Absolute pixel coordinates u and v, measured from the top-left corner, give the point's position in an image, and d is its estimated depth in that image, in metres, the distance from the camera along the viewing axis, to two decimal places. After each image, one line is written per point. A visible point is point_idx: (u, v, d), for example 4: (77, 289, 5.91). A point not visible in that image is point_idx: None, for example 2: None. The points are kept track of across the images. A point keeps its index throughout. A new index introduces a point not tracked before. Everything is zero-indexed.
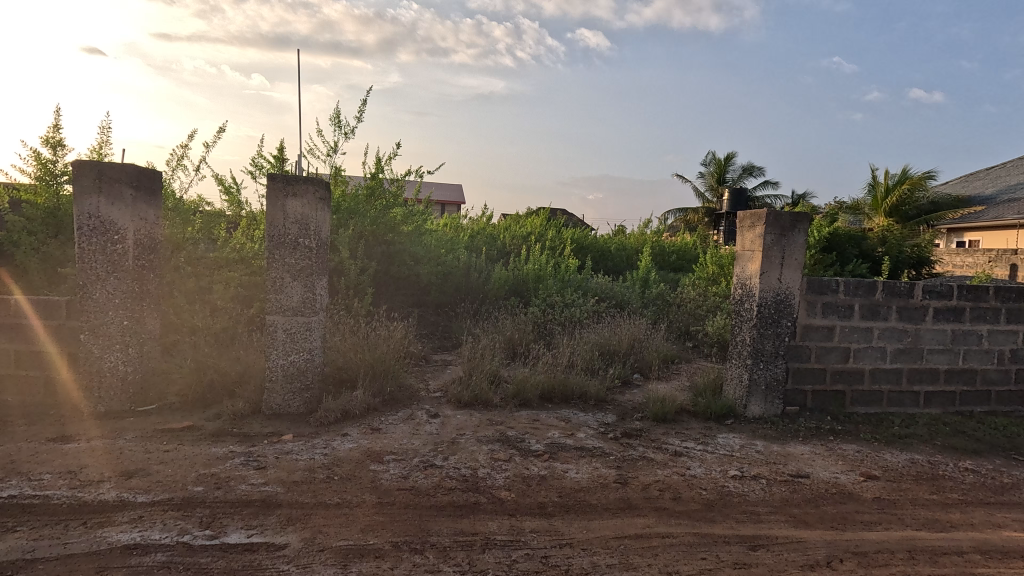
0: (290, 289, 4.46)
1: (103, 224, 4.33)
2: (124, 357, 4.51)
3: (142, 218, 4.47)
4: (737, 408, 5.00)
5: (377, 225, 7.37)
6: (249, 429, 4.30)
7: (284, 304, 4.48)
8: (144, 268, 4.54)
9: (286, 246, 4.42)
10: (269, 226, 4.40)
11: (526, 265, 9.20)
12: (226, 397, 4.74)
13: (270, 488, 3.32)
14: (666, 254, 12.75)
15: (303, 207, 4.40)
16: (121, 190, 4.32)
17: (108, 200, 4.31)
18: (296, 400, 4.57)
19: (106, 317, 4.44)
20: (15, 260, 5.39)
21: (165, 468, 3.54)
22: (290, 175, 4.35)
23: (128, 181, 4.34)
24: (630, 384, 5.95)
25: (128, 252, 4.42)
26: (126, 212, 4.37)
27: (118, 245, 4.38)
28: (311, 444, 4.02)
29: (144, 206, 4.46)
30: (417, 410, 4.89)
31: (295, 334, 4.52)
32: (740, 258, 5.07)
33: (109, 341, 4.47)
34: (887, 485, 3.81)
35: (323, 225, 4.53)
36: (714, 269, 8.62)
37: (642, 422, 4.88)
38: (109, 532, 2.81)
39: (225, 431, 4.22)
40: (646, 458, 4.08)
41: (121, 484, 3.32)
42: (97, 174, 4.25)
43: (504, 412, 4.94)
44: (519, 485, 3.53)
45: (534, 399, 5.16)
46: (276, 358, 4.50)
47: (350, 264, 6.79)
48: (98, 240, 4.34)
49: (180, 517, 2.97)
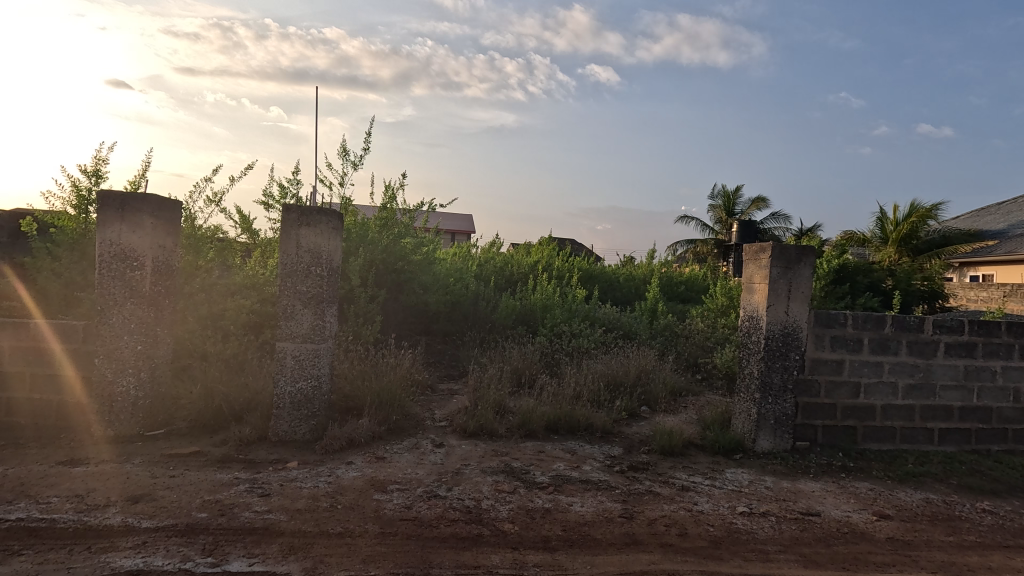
0: (300, 317, 4.54)
1: (123, 251, 4.48)
2: (136, 382, 4.58)
3: (161, 245, 4.61)
4: (745, 442, 4.93)
5: (388, 254, 7.51)
6: (255, 455, 4.32)
7: (294, 331, 4.55)
8: (160, 294, 4.66)
9: (299, 274, 4.52)
10: (282, 256, 4.51)
11: (534, 295, 9.26)
12: (233, 423, 4.78)
13: (273, 515, 3.32)
14: (674, 285, 12.77)
15: (316, 237, 4.53)
16: (142, 218, 4.48)
17: (130, 227, 4.46)
18: (303, 426, 4.59)
19: (121, 341, 4.54)
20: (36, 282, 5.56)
21: (170, 493, 3.55)
22: (305, 206, 4.49)
23: (150, 210, 4.50)
24: (637, 417, 5.89)
25: (145, 278, 4.55)
26: (146, 239, 4.52)
27: (137, 271, 4.52)
28: (316, 472, 4.03)
29: (163, 234, 4.61)
30: (423, 439, 4.88)
31: (304, 361, 4.58)
32: (745, 291, 5.08)
33: (122, 366, 4.55)
34: (900, 525, 3.71)
35: (335, 254, 4.64)
36: (723, 300, 8.62)
37: (648, 455, 4.81)
38: (113, 558, 2.82)
39: (231, 457, 4.23)
40: (652, 492, 4.02)
41: (127, 508, 3.33)
42: (120, 203, 4.41)
43: (509, 443, 4.91)
44: (522, 517, 3.49)
45: (540, 430, 5.13)
46: (284, 384, 4.56)
47: (360, 292, 6.88)
48: (117, 266, 4.48)
49: (183, 543, 2.97)
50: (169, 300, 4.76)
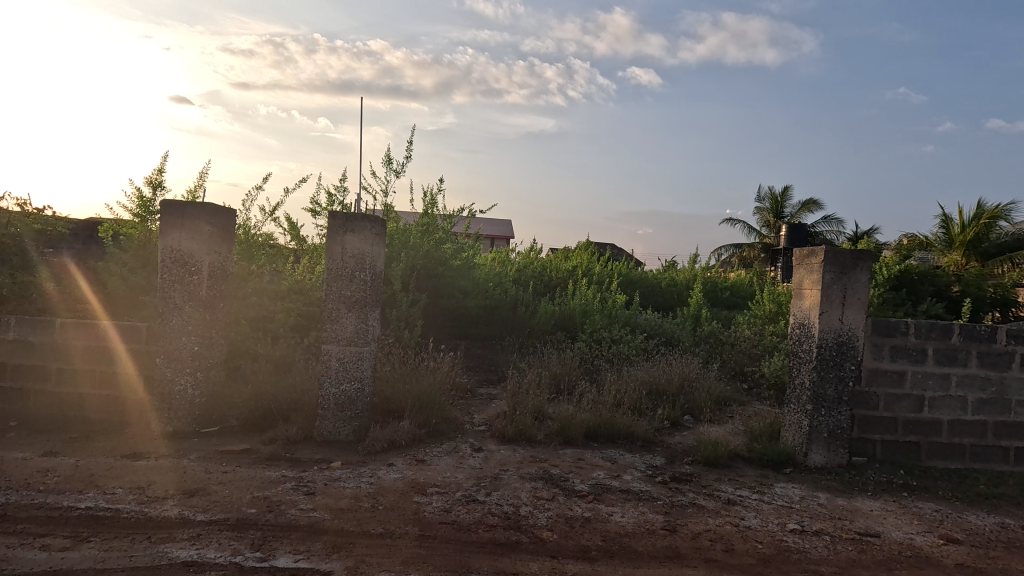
0: (345, 320, 4.67)
1: (183, 257, 4.73)
2: (192, 381, 4.83)
3: (217, 251, 4.85)
4: (796, 456, 4.70)
5: (428, 259, 7.64)
6: (301, 454, 4.46)
7: (339, 334, 4.68)
8: (216, 297, 4.90)
9: (344, 279, 4.65)
10: (328, 261, 4.66)
11: (573, 300, 9.19)
12: (281, 422, 4.96)
13: (317, 514, 3.41)
14: (718, 290, 12.39)
15: (360, 242, 4.65)
16: (200, 225, 4.72)
17: (189, 234, 4.72)
18: (346, 427, 4.71)
19: (179, 342, 4.79)
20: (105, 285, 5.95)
21: (222, 488, 3.71)
22: (350, 213, 4.63)
23: (207, 217, 4.75)
24: (680, 426, 5.72)
25: (202, 282, 4.80)
26: (204, 245, 4.76)
27: (195, 275, 4.77)
28: (358, 472, 4.12)
29: (219, 240, 4.85)
30: (462, 443, 4.90)
31: (348, 363, 4.70)
32: (795, 297, 4.87)
33: (180, 366, 4.80)
34: (971, 551, 3.44)
35: (378, 259, 4.75)
36: (772, 306, 8.29)
37: (691, 466, 4.67)
38: (170, 548, 2.96)
39: (278, 455, 4.39)
40: (696, 505, 3.89)
41: (183, 501, 3.50)
42: (180, 211, 4.68)
43: (548, 449, 4.87)
44: (561, 526, 3.44)
45: (579, 437, 5.06)
46: (329, 385, 4.69)
47: (401, 296, 7.02)
48: (178, 271, 4.75)
49: (234, 537, 3.10)
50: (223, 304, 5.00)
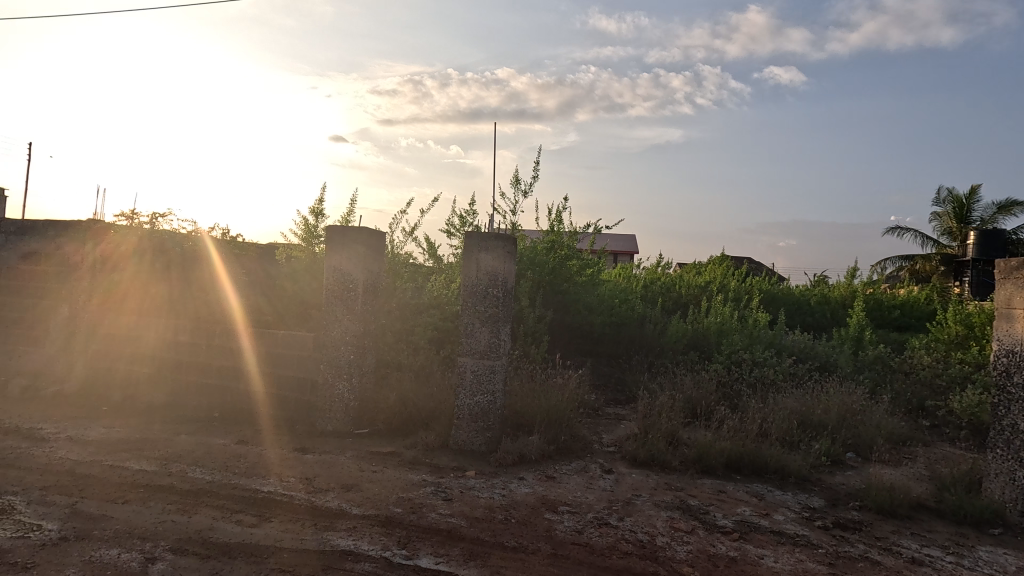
0: (478, 335, 4.89)
1: (343, 275, 5.36)
2: (348, 387, 5.40)
3: (370, 270, 5.42)
4: (1007, 514, 3.82)
5: (554, 275, 7.71)
6: (439, 460, 4.73)
7: (473, 348, 4.91)
8: (368, 311, 5.46)
9: (478, 295, 4.89)
10: (464, 278, 4.93)
11: (707, 318, 8.59)
12: (421, 429, 5.32)
13: (455, 520, 3.57)
14: (885, 309, 10.72)
15: (493, 260, 4.86)
16: (357, 247, 5.32)
17: (348, 255, 5.34)
18: (479, 438, 4.89)
19: (339, 351, 5.40)
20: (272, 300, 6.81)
21: (373, 486, 4.07)
22: (484, 233, 4.87)
23: (362, 240, 5.33)
24: (842, 465, 5.00)
25: (358, 297, 5.38)
26: (360, 265, 5.35)
27: (352, 292, 5.36)
28: (491, 483, 4.24)
29: (372, 260, 5.42)
30: (591, 463, 4.81)
31: (481, 376, 4.91)
32: (999, 318, 4.01)
33: (339, 372, 5.40)
34: None
35: (510, 276, 4.91)
36: (961, 329, 6.93)
37: (860, 513, 4.03)
38: (332, 536, 3.32)
39: (419, 460, 4.70)
40: (868, 559, 3.34)
41: (342, 495, 3.91)
42: (342, 235, 5.32)
43: (684, 478, 4.56)
44: (703, 563, 3.18)
45: (719, 467, 4.67)
46: (464, 397, 4.93)
47: (529, 312, 7.16)
48: (339, 288, 5.38)
49: (384, 533, 3.37)
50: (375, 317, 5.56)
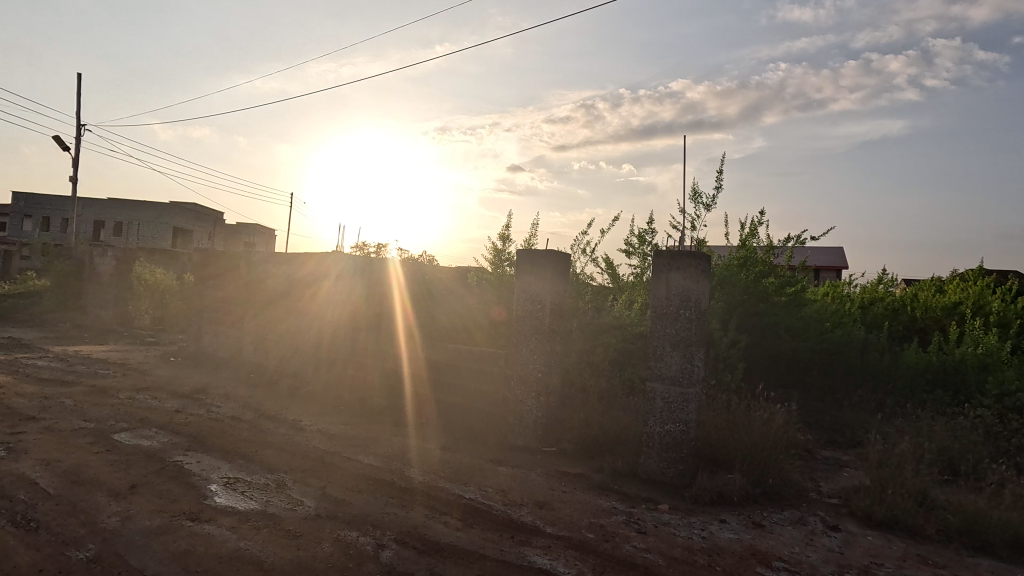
0: (669, 359, 4.62)
1: (532, 295, 5.61)
2: (537, 403, 5.59)
3: (557, 291, 5.60)
4: None
5: (749, 295, 6.92)
6: (628, 488, 4.55)
7: (663, 373, 4.65)
8: (555, 331, 5.62)
9: (669, 317, 4.64)
10: (653, 299, 4.73)
11: (961, 348, 6.80)
12: (608, 453, 5.24)
13: (652, 556, 3.37)
14: None
15: (686, 280, 4.57)
16: (545, 268, 5.56)
17: (537, 276, 5.60)
18: (671, 470, 4.59)
19: (528, 368, 5.63)
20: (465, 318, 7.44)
21: (564, 507, 4.09)
22: (675, 251, 4.62)
23: (550, 262, 5.56)
24: None
25: (546, 317, 5.58)
26: (548, 285, 5.57)
27: (541, 312, 5.58)
28: (688, 521, 3.92)
29: (558, 280, 5.60)
30: (809, 514, 4.12)
31: (673, 403, 4.61)
32: None
33: (528, 389, 5.62)
34: None
35: (704, 297, 4.57)
36: None
37: None
38: (529, 552, 3.40)
39: (608, 485, 4.59)
40: None
41: (535, 511, 4.00)
42: (531, 258, 5.62)
43: (947, 552, 3.60)
44: None
45: (1001, 546, 3.58)
46: (653, 424, 4.68)
47: (721, 336, 6.54)
48: (528, 307, 5.64)
49: (579, 558, 3.33)
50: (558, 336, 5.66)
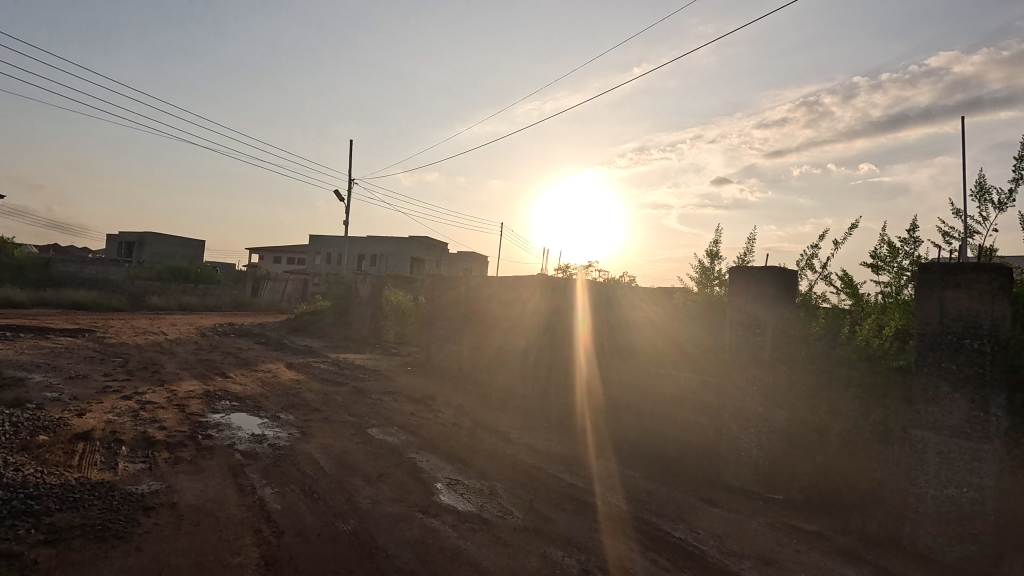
0: (947, 403, 3.60)
1: (750, 320, 5.40)
2: (756, 442, 5.20)
3: (780, 315, 5.27)
4: None
5: None
6: (888, 562, 3.63)
7: (938, 420, 3.64)
8: (779, 362, 5.20)
9: (945, 349, 3.64)
10: (920, 326, 3.79)
11: None
12: (853, 513, 4.56)
13: None
14: None
15: (972, 302, 3.55)
16: (765, 291, 5.31)
17: (755, 300, 5.37)
18: (955, 549, 3.53)
19: (746, 402, 5.31)
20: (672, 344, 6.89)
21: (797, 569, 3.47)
22: (953, 265, 3.65)
23: (772, 284, 5.31)
24: None
25: (766, 345, 5.28)
26: (768, 310, 5.30)
27: (760, 339, 5.32)
28: None
29: (781, 304, 5.27)
30: None
31: (956, 462, 3.56)
32: None
33: (746, 424, 5.28)
34: None
35: (1003, 323, 3.47)
36: None
37: None
38: None
39: (857, 553, 3.75)
40: None
41: (759, 567, 3.49)
42: (748, 280, 5.45)
43: None
44: None
45: None
46: (924, 485, 3.67)
47: None
48: (745, 333, 5.43)
49: None
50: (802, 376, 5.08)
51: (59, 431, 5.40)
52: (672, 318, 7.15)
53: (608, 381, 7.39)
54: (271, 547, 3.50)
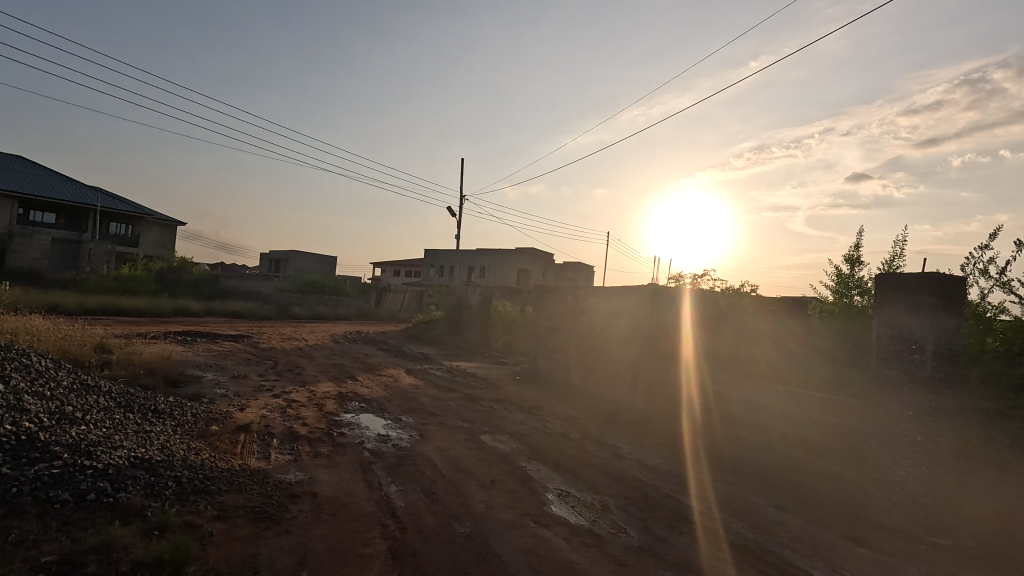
0: None
1: (904, 333, 4.83)
2: (913, 476, 4.66)
3: (942, 327, 4.64)
4: None
5: None
6: None
7: None
8: (944, 382, 4.58)
9: None
10: None
11: None
12: None
13: None
14: None
15: None
16: (922, 298, 4.71)
17: (909, 309, 4.80)
18: None
19: (900, 429, 4.78)
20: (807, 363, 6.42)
21: None
22: None
23: (928, 289, 4.67)
24: None
25: (926, 363, 4.66)
26: (927, 321, 4.68)
27: (917, 355, 4.71)
28: None
29: (945, 315, 4.64)
30: None
31: None
32: None
33: (900, 455, 4.75)
34: None
35: None
36: None
37: None
38: None
39: None
40: None
41: None
42: (898, 287, 4.90)
43: None
44: None
45: None
46: None
47: None
48: (898, 349, 4.87)
49: None
50: (979, 406, 4.50)
51: (226, 422, 6.30)
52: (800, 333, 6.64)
53: (724, 398, 6.85)
54: (397, 541, 3.74)
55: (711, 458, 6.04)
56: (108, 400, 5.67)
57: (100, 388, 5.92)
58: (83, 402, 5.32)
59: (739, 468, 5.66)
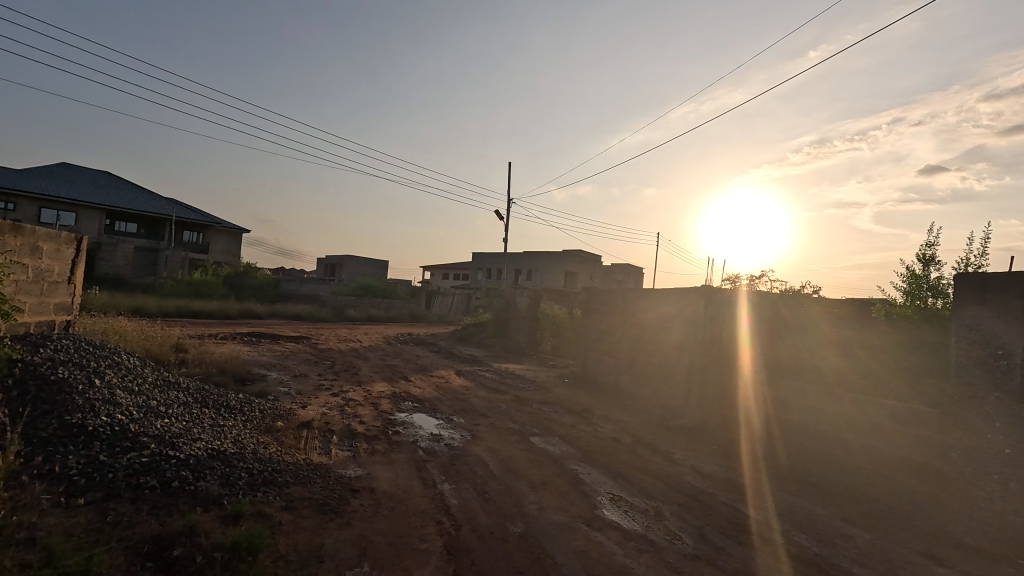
0: None
1: (986, 335, 4.73)
2: (1000, 492, 4.37)
3: None
4: None
5: None
6: None
7: None
8: None
9: None
10: None
11: None
12: None
13: None
14: None
15: None
16: (1008, 300, 4.59)
17: (992, 311, 4.70)
18: None
19: (984, 440, 4.56)
20: (874, 368, 6.17)
21: None
22: None
23: (1017, 291, 4.55)
24: None
25: (1014, 369, 4.49)
26: (1013, 324, 4.55)
27: (1002, 361, 4.58)
28: None
29: None
30: None
31: None
32: None
33: (985, 469, 4.51)
34: None
35: None
36: None
37: None
38: None
39: None
40: None
41: None
42: (980, 288, 4.80)
43: None
44: None
45: None
46: None
47: None
48: (980, 354, 4.73)
49: None
50: None
51: (291, 419, 6.65)
52: (872, 336, 6.33)
53: (782, 403, 6.61)
54: (451, 538, 3.82)
55: (771, 467, 5.82)
56: (187, 396, 6.12)
57: (180, 385, 6.40)
58: (165, 397, 5.77)
59: (802, 478, 5.43)
